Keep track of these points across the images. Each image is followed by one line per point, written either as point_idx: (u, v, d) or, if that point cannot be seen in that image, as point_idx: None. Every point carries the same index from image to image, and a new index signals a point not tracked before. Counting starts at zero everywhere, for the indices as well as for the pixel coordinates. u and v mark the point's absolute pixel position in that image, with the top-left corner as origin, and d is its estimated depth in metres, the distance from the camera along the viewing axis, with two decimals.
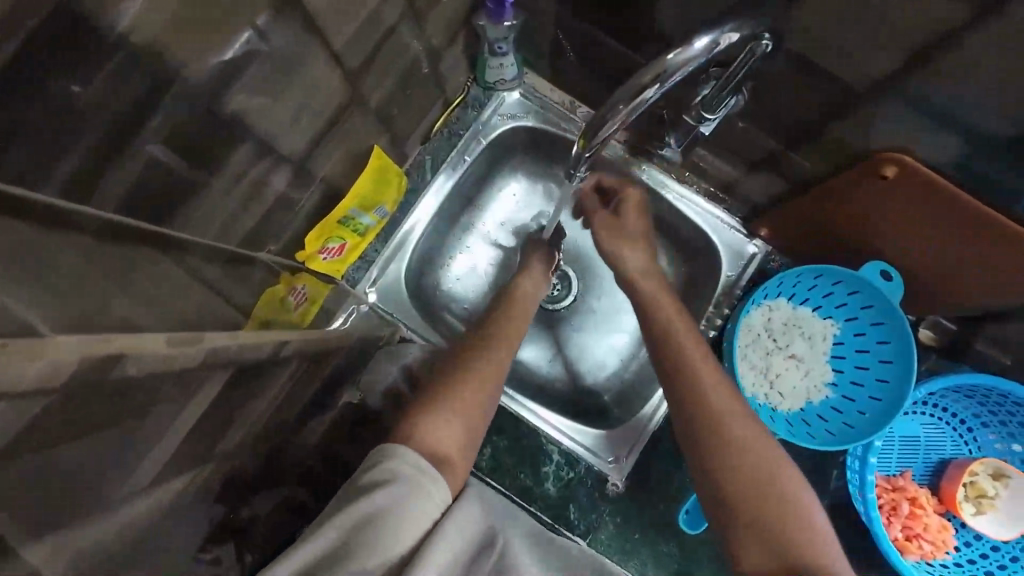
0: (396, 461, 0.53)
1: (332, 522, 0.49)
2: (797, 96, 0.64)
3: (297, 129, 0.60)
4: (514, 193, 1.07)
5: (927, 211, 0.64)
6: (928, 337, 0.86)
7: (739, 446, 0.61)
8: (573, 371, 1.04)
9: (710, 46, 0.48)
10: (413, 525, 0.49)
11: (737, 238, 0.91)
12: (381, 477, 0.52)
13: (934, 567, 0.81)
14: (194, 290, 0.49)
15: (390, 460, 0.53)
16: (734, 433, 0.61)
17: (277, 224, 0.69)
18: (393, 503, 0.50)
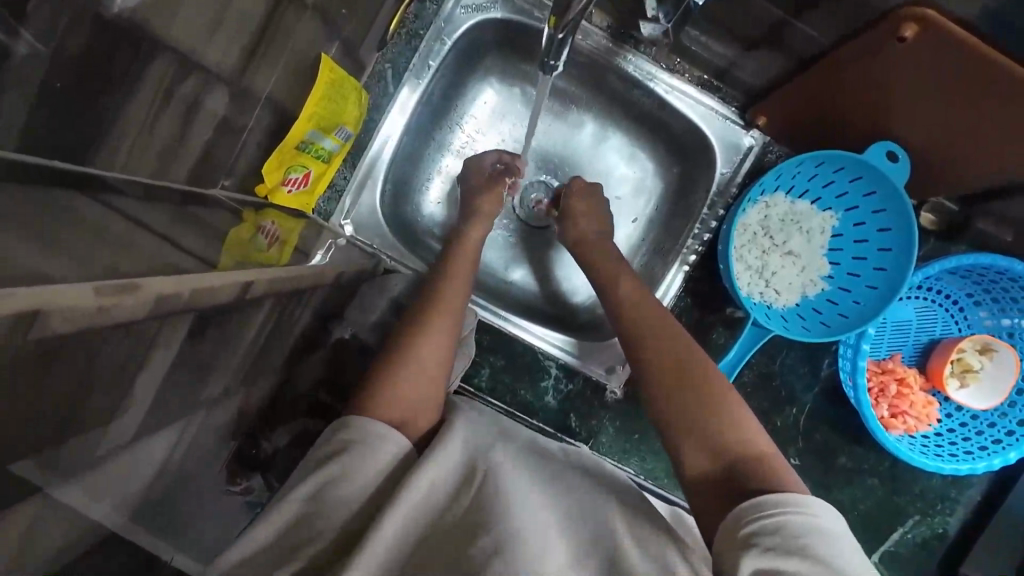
0: (351, 426, 0.54)
1: (292, 492, 0.50)
2: None
3: (223, 37, 0.51)
4: (489, 102, 0.98)
5: (951, 73, 0.57)
6: (929, 220, 0.84)
7: (699, 404, 0.59)
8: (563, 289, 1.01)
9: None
10: (365, 474, 0.51)
11: (732, 130, 0.84)
12: (330, 447, 0.52)
13: (916, 438, 0.85)
14: (145, 230, 0.45)
15: (347, 427, 0.54)
16: (690, 392, 0.60)
17: (227, 155, 0.62)
18: (357, 461, 0.51)
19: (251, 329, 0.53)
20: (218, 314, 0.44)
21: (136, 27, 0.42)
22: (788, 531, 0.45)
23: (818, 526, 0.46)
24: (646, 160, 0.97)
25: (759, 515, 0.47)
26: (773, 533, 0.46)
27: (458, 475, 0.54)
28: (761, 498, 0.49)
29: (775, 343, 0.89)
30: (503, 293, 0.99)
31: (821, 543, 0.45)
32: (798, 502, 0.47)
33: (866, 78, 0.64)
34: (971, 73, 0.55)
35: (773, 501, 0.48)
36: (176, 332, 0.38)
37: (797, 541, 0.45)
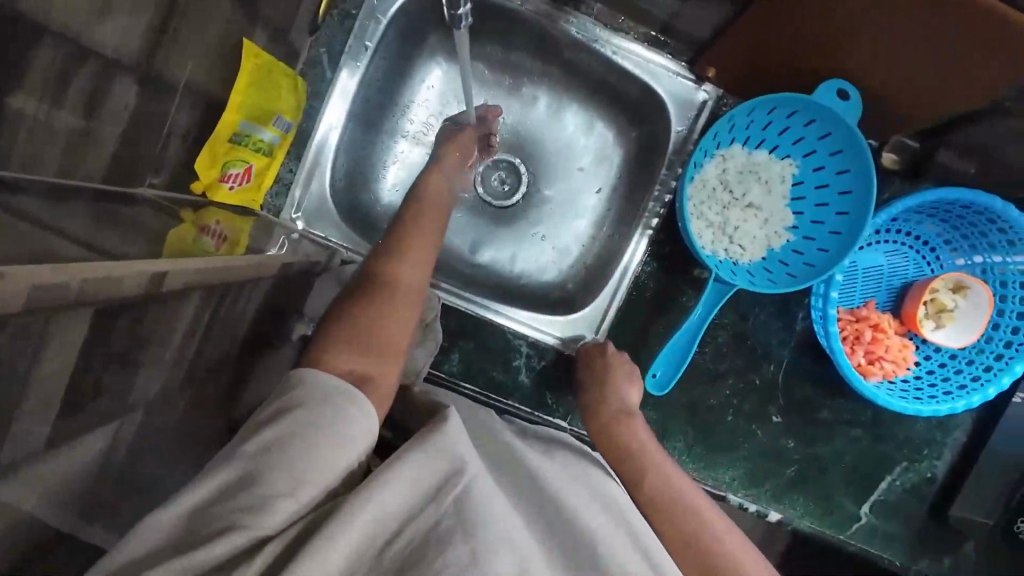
0: (317, 380, 0.50)
1: (233, 457, 0.43)
2: None
3: (117, 20, 0.48)
4: (438, 81, 0.95)
5: None
6: (891, 160, 0.81)
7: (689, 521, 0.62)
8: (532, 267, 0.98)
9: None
10: (326, 437, 0.46)
11: (683, 85, 0.82)
12: (291, 401, 0.47)
13: (896, 384, 0.84)
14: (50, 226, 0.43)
15: (312, 381, 0.49)
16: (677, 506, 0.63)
17: (149, 151, 0.59)
18: (328, 416, 0.47)
19: (182, 326, 0.51)
20: (129, 309, 0.41)
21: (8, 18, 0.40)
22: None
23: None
24: (603, 127, 0.94)
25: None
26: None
27: (430, 485, 0.46)
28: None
29: (747, 300, 0.88)
30: (471, 277, 0.96)
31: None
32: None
33: (806, 12, 0.60)
34: (934, 21, 0.55)
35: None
36: (69, 329, 0.36)
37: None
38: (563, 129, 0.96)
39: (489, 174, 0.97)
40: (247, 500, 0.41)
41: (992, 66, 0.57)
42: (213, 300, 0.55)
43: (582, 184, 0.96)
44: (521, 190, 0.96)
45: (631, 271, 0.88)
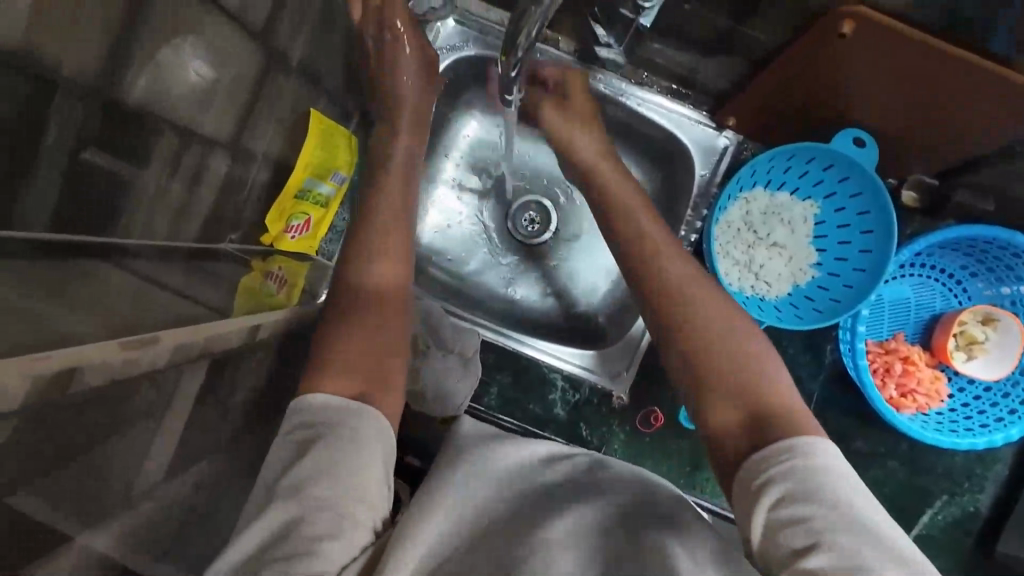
0: (315, 407, 0.50)
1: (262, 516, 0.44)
2: None
3: (217, 107, 0.57)
4: (474, 132, 1.04)
5: (904, 61, 0.58)
6: (912, 199, 0.84)
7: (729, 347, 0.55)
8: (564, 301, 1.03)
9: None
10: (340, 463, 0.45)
11: (705, 133, 0.87)
12: (296, 432, 0.48)
13: (931, 416, 0.84)
14: (161, 285, 0.50)
15: (307, 409, 0.49)
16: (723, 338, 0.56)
17: (230, 213, 0.67)
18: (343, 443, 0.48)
19: (263, 370, 0.56)
20: (231, 358, 0.48)
21: (137, 117, 0.47)
22: (797, 483, 0.44)
23: (841, 483, 0.44)
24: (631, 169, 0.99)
25: (772, 475, 0.46)
26: (790, 483, 0.44)
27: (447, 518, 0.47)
28: (767, 451, 0.47)
29: (775, 333, 0.90)
30: (505, 311, 1.02)
31: (840, 489, 0.43)
32: (807, 443, 0.46)
33: (819, 74, 0.66)
34: (943, 84, 0.59)
35: (794, 448, 0.46)
36: (187, 377, 0.42)
37: (816, 494, 0.43)
38: None
39: (521, 214, 1.05)
40: (287, 550, 0.41)
41: (1002, 122, 0.61)
42: (289, 344, 0.62)
43: None
44: (551, 228, 1.02)
45: None
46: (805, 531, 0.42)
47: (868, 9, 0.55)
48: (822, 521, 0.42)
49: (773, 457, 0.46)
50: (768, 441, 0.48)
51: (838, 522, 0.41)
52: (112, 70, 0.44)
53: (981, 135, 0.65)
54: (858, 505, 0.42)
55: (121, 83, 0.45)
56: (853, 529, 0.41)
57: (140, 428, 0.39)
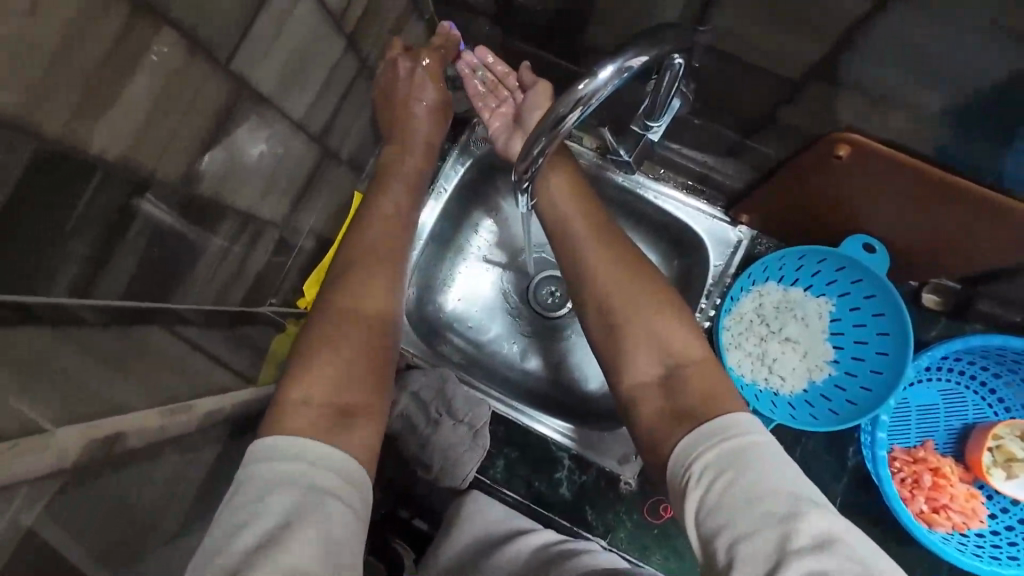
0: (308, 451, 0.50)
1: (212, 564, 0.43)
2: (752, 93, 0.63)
3: (271, 198, 0.65)
4: (503, 212, 1.11)
5: (901, 183, 0.62)
6: (933, 301, 0.83)
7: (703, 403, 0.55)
8: (577, 376, 1.05)
9: (618, 71, 0.45)
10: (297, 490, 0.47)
11: (719, 227, 0.91)
12: (284, 488, 0.47)
13: (968, 537, 0.78)
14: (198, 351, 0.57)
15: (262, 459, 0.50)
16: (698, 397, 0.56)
17: (273, 283, 0.75)
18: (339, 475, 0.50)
19: None
20: None
21: (202, 211, 0.56)
22: (700, 479, 0.49)
23: (744, 474, 0.47)
24: (648, 253, 1.02)
25: (686, 468, 0.51)
26: (695, 480, 0.50)
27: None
28: (681, 450, 0.53)
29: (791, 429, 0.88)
30: (522, 382, 1.06)
31: (738, 480, 0.47)
32: (710, 441, 0.50)
33: (823, 184, 0.69)
34: (940, 202, 0.62)
35: (695, 445, 0.51)
36: None
37: (718, 490, 0.48)
38: None
39: (542, 288, 1.10)
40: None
41: (999, 241, 0.64)
42: None
43: None
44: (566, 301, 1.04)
45: None
46: (709, 519, 0.47)
47: (863, 136, 0.59)
48: (721, 511, 0.46)
49: (683, 458, 0.52)
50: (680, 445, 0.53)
51: (737, 511, 0.45)
52: (191, 179, 0.52)
53: (982, 252, 0.67)
54: (760, 493, 0.46)
55: (197, 188, 0.54)
56: (753, 516, 0.45)
57: None
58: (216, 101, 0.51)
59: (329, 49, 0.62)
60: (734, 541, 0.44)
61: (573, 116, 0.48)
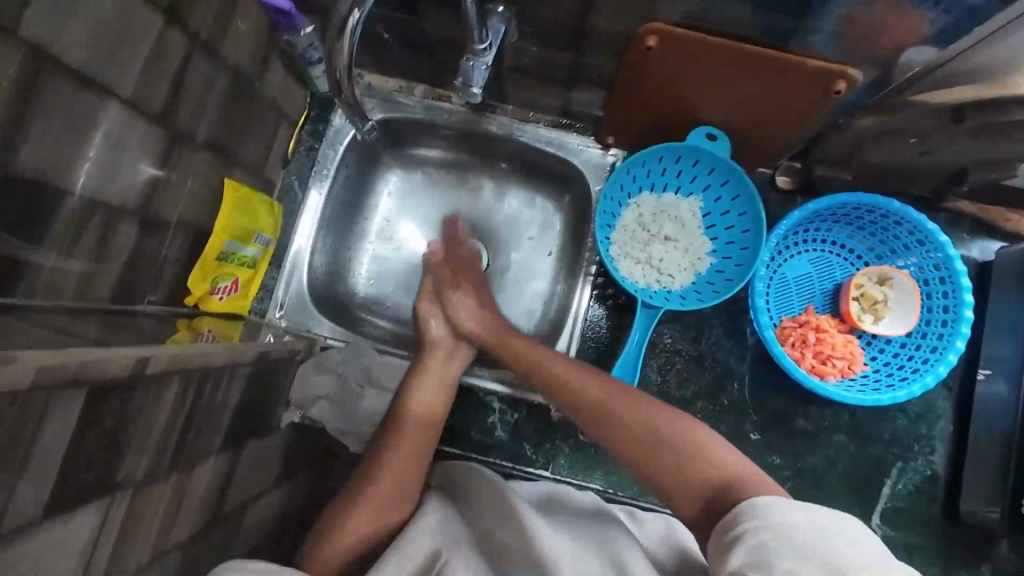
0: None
1: None
2: (564, 4, 0.68)
3: (120, 180, 0.64)
4: (394, 188, 1.11)
5: (711, 61, 0.68)
6: (786, 182, 0.92)
7: (687, 460, 0.63)
8: (509, 326, 1.04)
9: None
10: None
11: (592, 154, 0.98)
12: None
13: (854, 380, 0.86)
14: (61, 328, 0.54)
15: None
16: (686, 457, 0.63)
17: (146, 278, 0.73)
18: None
19: (165, 412, 0.58)
20: (118, 390, 0.50)
21: (26, 196, 0.54)
22: (761, 535, 0.50)
23: (807, 521, 0.50)
24: (541, 197, 1.08)
25: (738, 526, 0.52)
26: (761, 529, 0.50)
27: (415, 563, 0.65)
28: (732, 513, 0.54)
29: (695, 324, 0.94)
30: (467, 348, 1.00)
31: (806, 537, 0.48)
32: (779, 500, 0.53)
33: (658, 85, 0.75)
34: (749, 73, 0.68)
35: (750, 509, 0.53)
36: (54, 403, 0.43)
37: (782, 541, 0.48)
38: (509, 207, 1.09)
39: None
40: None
41: (807, 107, 0.71)
42: (203, 385, 0.64)
43: (533, 250, 1.07)
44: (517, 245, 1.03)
45: (582, 316, 0.97)
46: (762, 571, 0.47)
47: (663, 24, 0.65)
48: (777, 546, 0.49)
49: (740, 513, 0.54)
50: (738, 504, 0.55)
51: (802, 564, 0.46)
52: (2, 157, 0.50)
53: (804, 122, 0.75)
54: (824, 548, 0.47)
55: (13, 168, 0.52)
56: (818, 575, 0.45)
57: (7, 449, 0.41)
58: (15, 71, 0.49)
59: (147, 21, 0.62)
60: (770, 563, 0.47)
61: (360, 20, 0.50)
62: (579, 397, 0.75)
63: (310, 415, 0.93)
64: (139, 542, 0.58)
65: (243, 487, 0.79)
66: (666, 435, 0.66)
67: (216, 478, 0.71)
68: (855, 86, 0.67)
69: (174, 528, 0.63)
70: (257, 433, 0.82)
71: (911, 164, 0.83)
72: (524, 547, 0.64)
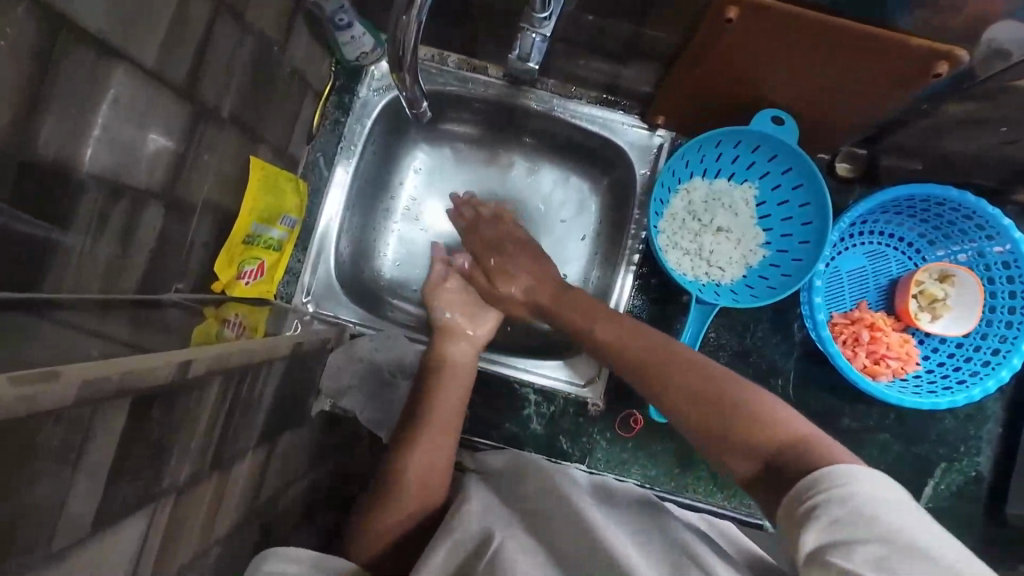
0: None
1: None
2: None
3: (145, 161, 0.58)
4: (422, 165, 1.04)
5: (797, 36, 0.61)
6: (846, 169, 0.87)
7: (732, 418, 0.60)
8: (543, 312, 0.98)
9: None
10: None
11: (638, 134, 0.92)
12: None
13: (906, 381, 0.83)
14: (91, 327, 0.50)
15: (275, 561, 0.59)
16: (739, 413, 0.60)
17: (173, 265, 0.68)
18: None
19: (206, 415, 0.55)
20: (162, 397, 0.46)
21: (48, 181, 0.48)
22: (832, 512, 0.47)
23: (889, 494, 0.46)
24: (577, 179, 1.02)
25: (813, 496, 0.49)
26: (834, 503, 0.47)
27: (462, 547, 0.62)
28: (806, 479, 0.51)
29: (741, 318, 0.90)
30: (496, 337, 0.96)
31: (887, 514, 0.45)
32: (856, 472, 0.49)
33: (730, 61, 0.68)
34: (838, 50, 0.61)
35: (829, 476, 0.49)
36: (99, 416, 0.40)
37: (864, 519, 0.45)
38: (544, 188, 1.03)
39: None
40: None
41: (896, 89, 0.65)
42: (241, 383, 0.61)
43: (569, 234, 1.02)
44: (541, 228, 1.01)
45: (623, 306, 0.92)
46: (844, 552, 0.44)
47: None
48: (853, 522, 0.45)
49: (816, 479, 0.50)
50: (795, 482, 0.52)
51: (887, 546, 0.43)
52: (20, 138, 0.45)
53: (885, 105, 0.69)
54: (913, 531, 0.44)
55: (33, 151, 0.46)
56: (908, 559, 0.42)
57: (53, 470, 0.38)
58: (31, 40, 0.43)
59: None
60: (865, 554, 0.43)
61: None
62: (632, 348, 0.73)
63: (340, 404, 0.91)
64: (183, 545, 0.56)
65: (276, 479, 0.77)
66: (711, 392, 0.63)
67: (253, 474, 0.69)
68: (957, 67, 0.61)
69: (215, 527, 0.62)
70: (290, 425, 0.79)
71: (989, 153, 0.77)
72: (575, 528, 0.60)
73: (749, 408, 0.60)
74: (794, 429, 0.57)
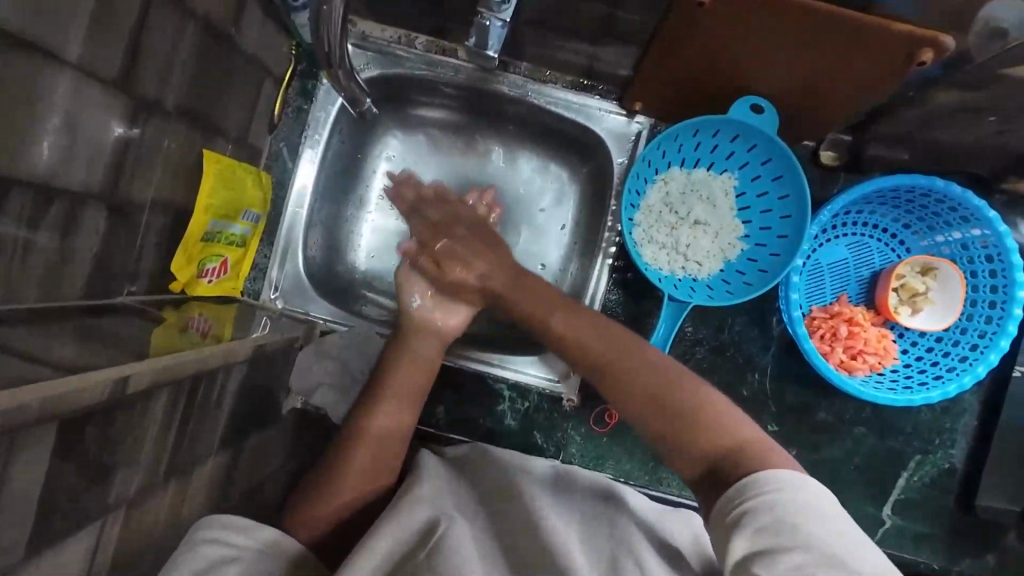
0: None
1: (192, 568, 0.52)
2: None
3: (81, 161, 0.55)
4: (394, 153, 1.00)
5: (772, 22, 0.57)
6: (831, 156, 0.84)
7: (689, 417, 0.58)
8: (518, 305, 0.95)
9: None
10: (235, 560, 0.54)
11: (615, 121, 0.88)
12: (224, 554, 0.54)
13: (883, 375, 0.82)
14: (25, 340, 0.48)
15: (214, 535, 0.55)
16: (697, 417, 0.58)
17: (124, 266, 0.66)
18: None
19: (155, 426, 0.54)
20: (97, 416, 0.45)
21: None
22: (759, 518, 0.46)
23: (808, 499, 0.47)
24: (555, 167, 0.98)
25: (738, 505, 0.49)
26: (761, 510, 0.47)
27: (410, 534, 0.57)
28: (736, 486, 0.50)
29: (719, 312, 0.88)
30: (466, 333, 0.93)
31: (813, 523, 0.45)
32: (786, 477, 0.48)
33: (703, 47, 0.64)
34: (817, 36, 0.58)
35: (759, 483, 0.49)
36: (22, 442, 0.38)
37: (787, 527, 0.45)
38: (521, 176, 0.99)
39: None
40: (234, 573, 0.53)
41: (877, 77, 0.62)
42: (196, 390, 0.59)
43: (547, 224, 0.98)
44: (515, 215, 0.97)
45: (599, 300, 0.90)
46: (767, 564, 0.43)
47: None
48: (775, 532, 0.45)
49: (745, 485, 0.50)
50: (733, 482, 0.51)
51: (806, 553, 0.43)
52: None
53: (867, 95, 0.65)
54: (834, 540, 0.44)
55: None
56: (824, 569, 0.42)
57: None
58: None
59: None
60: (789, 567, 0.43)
61: None
62: (576, 348, 0.69)
63: (313, 401, 0.90)
64: (139, 554, 0.55)
65: (245, 479, 0.77)
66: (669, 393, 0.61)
67: (217, 478, 0.68)
68: (942, 55, 0.57)
69: (176, 532, 0.61)
70: (258, 425, 0.78)
71: (977, 142, 0.74)
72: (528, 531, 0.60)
73: (708, 415, 0.58)
74: (775, 440, 0.56)
